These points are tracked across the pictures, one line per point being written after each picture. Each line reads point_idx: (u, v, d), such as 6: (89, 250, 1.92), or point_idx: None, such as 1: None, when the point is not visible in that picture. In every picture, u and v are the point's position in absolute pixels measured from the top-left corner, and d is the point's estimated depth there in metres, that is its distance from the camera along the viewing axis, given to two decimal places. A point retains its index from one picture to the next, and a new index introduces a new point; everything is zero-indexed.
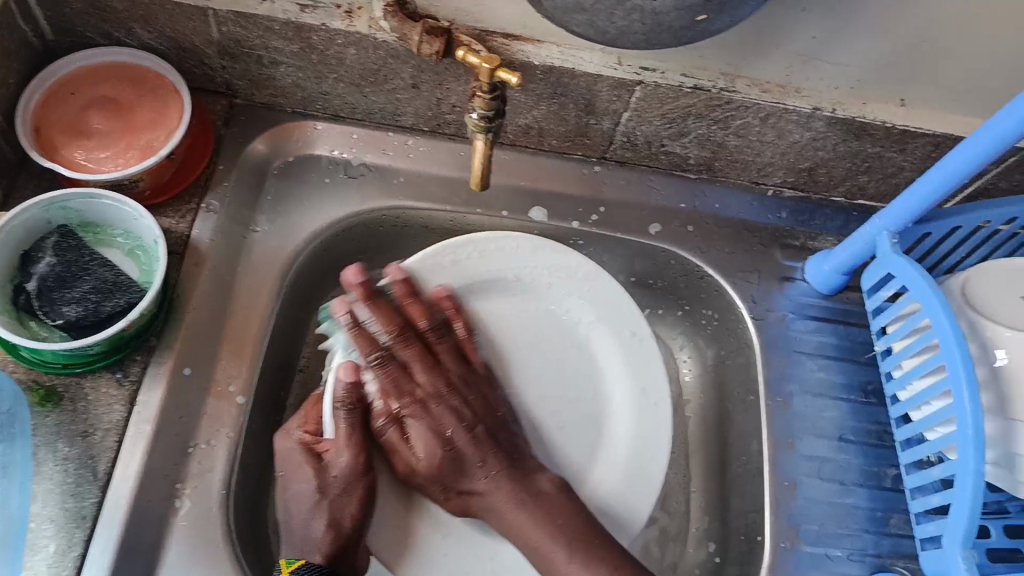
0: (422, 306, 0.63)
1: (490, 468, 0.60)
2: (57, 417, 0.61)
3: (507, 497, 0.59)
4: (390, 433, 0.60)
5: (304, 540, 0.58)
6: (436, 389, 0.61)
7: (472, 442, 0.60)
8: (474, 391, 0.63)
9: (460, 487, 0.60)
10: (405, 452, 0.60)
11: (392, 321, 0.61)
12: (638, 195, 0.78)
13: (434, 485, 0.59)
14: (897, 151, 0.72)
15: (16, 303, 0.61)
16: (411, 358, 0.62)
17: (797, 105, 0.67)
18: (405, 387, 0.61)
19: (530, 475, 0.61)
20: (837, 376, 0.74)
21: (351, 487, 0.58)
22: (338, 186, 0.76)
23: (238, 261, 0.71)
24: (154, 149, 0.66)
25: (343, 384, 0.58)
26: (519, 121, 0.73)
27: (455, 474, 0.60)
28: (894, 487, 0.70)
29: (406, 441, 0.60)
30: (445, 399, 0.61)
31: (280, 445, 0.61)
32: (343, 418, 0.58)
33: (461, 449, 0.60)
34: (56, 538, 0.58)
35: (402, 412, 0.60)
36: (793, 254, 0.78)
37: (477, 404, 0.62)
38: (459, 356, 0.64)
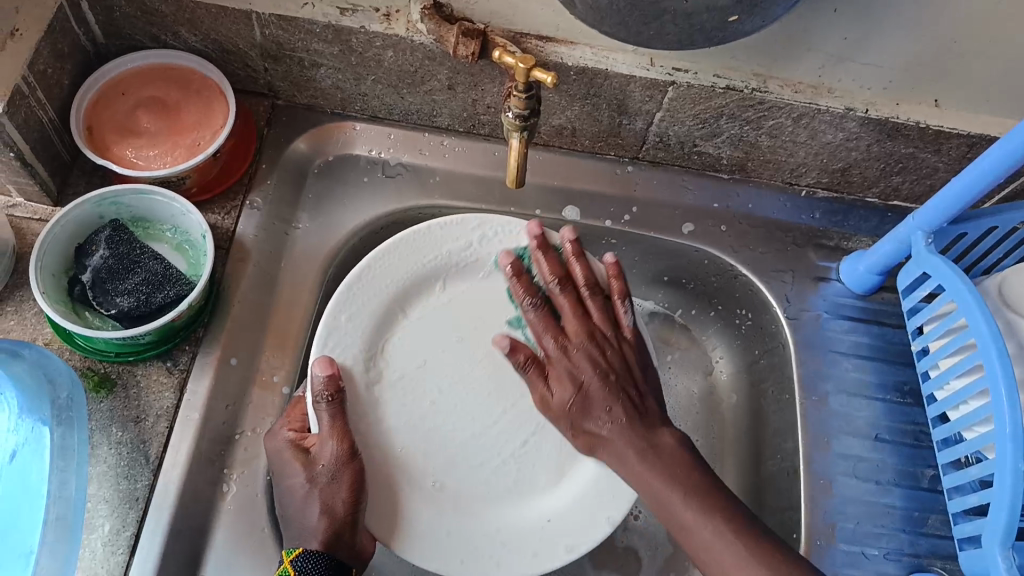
0: (587, 266, 0.66)
1: (616, 416, 0.62)
2: (111, 404, 0.64)
3: (633, 451, 0.60)
4: (529, 371, 0.63)
5: (302, 530, 0.57)
6: (581, 334, 0.64)
7: (604, 385, 0.62)
8: (614, 349, 0.64)
9: (586, 426, 0.62)
10: (552, 386, 0.63)
11: (554, 269, 0.65)
12: (671, 194, 0.79)
13: (562, 422, 0.62)
14: (932, 152, 0.71)
15: (72, 294, 0.64)
16: (559, 298, 0.66)
17: (829, 105, 0.68)
18: (550, 327, 0.65)
19: (654, 430, 0.62)
20: (873, 376, 0.74)
21: (340, 475, 0.58)
22: (376, 185, 0.78)
23: (281, 257, 0.73)
24: (201, 147, 0.69)
25: (319, 377, 0.59)
26: (554, 121, 0.74)
27: (582, 413, 0.62)
28: (931, 488, 0.70)
29: (548, 379, 0.63)
30: (605, 359, 0.63)
31: (268, 445, 0.61)
32: (323, 411, 0.58)
33: (590, 391, 0.62)
34: (110, 518, 0.61)
35: (547, 354, 0.64)
36: (827, 254, 0.79)
37: (613, 356, 0.64)
38: (591, 324, 0.65)
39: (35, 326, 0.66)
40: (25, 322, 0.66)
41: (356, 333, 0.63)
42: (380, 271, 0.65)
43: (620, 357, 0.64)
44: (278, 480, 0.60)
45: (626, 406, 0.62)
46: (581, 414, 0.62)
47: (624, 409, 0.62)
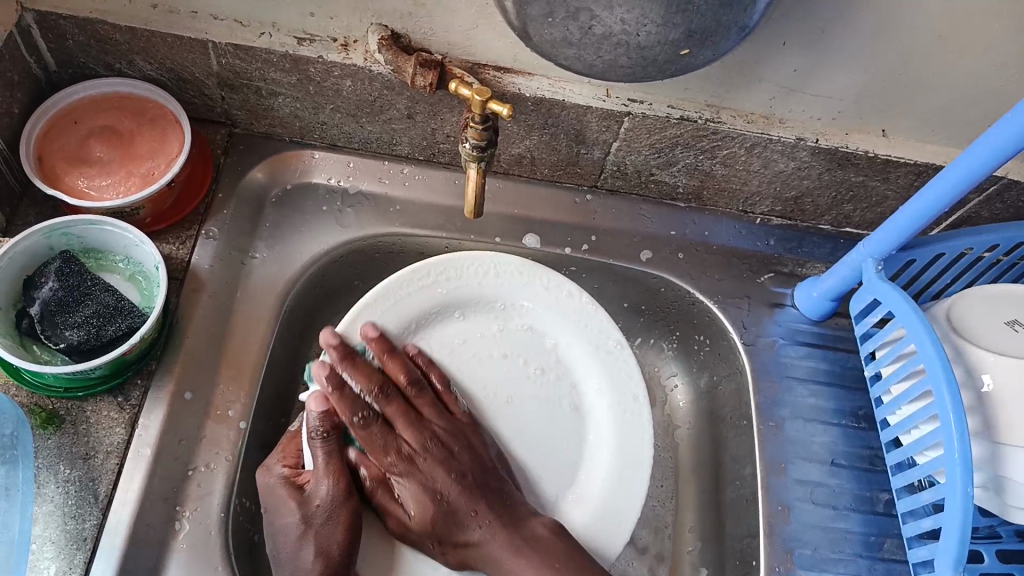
0: (366, 363, 0.63)
1: (484, 518, 0.61)
2: (58, 441, 0.62)
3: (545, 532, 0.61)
4: (376, 440, 0.62)
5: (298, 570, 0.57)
6: (423, 446, 0.63)
7: (464, 494, 0.62)
8: (464, 441, 0.64)
9: (459, 538, 0.61)
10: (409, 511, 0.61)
11: (369, 378, 0.63)
12: (629, 222, 0.80)
13: (428, 542, 0.60)
14: (881, 180, 0.73)
15: (19, 327, 0.63)
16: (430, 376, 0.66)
17: (781, 135, 0.69)
18: (388, 442, 0.62)
19: (524, 522, 0.62)
20: (828, 402, 0.75)
21: (334, 514, 0.59)
22: (335, 213, 0.77)
23: (237, 287, 0.72)
24: (154, 177, 0.68)
25: (315, 414, 0.61)
26: (512, 150, 0.75)
27: (453, 523, 0.61)
28: (887, 512, 0.71)
29: (396, 501, 0.61)
30: (378, 443, 0.62)
31: (261, 481, 0.61)
32: (318, 449, 0.60)
33: (453, 503, 0.62)
34: (57, 559, 0.58)
35: (394, 467, 0.62)
36: (782, 280, 0.80)
37: (464, 458, 0.63)
38: (440, 407, 0.65)
39: None
40: None
41: (358, 367, 0.64)
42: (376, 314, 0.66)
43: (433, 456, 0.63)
44: (269, 520, 0.60)
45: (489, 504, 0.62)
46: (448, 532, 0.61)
47: (490, 510, 0.62)
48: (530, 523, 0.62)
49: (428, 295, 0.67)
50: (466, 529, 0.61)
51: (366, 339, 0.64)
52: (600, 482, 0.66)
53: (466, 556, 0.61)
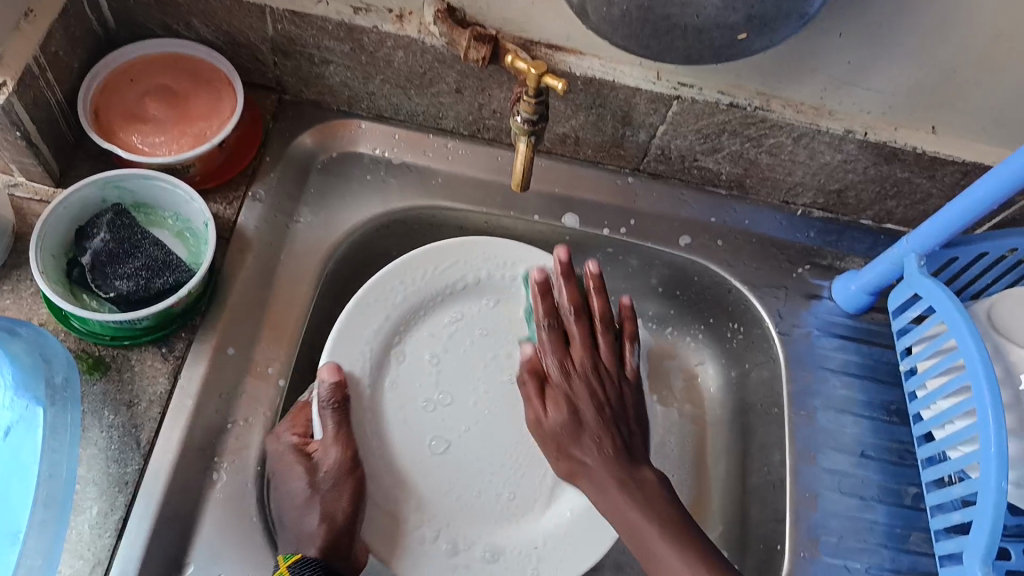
0: (606, 302, 0.68)
1: (604, 449, 0.64)
2: (104, 387, 0.63)
3: (611, 479, 0.63)
4: (528, 388, 0.66)
5: (302, 536, 0.60)
6: (580, 378, 0.66)
7: (600, 422, 0.65)
8: (614, 384, 0.67)
9: (574, 454, 0.64)
10: (547, 408, 0.65)
11: (574, 298, 0.68)
12: (669, 207, 0.80)
13: (549, 446, 0.65)
14: (927, 178, 0.73)
15: (71, 275, 0.64)
16: (573, 330, 0.68)
17: (830, 127, 0.69)
18: (559, 351, 0.67)
19: (637, 467, 0.64)
20: (860, 394, 0.75)
21: (340, 484, 0.60)
22: (378, 182, 0.78)
23: (281, 249, 0.73)
24: (206, 136, 0.69)
25: (327, 384, 0.61)
26: (558, 129, 0.75)
27: (575, 442, 0.65)
28: (914, 505, 0.71)
29: (542, 406, 0.65)
30: (593, 381, 0.66)
31: (271, 447, 0.63)
32: (329, 417, 0.61)
33: (585, 421, 0.65)
34: (99, 500, 0.60)
35: (550, 378, 0.67)
36: (819, 273, 0.80)
37: (609, 391, 0.66)
38: (609, 349, 0.68)
39: (30, 306, 0.65)
40: (20, 301, 0.65)
41: (363, 343, 0.65)
42: (387, 290, 0.67)
43: (619, 398, 0.67)
44: (277, 483, 0.62)
45: (614, 441, 0.65)
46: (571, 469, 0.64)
47: (612, 444, 0.64)
48: (641, 471, 0.64)
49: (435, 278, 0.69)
50: (581, 457, 0.64)
51: (371, 318, 0.66)
52: None
53: (573, 466, 0.64)
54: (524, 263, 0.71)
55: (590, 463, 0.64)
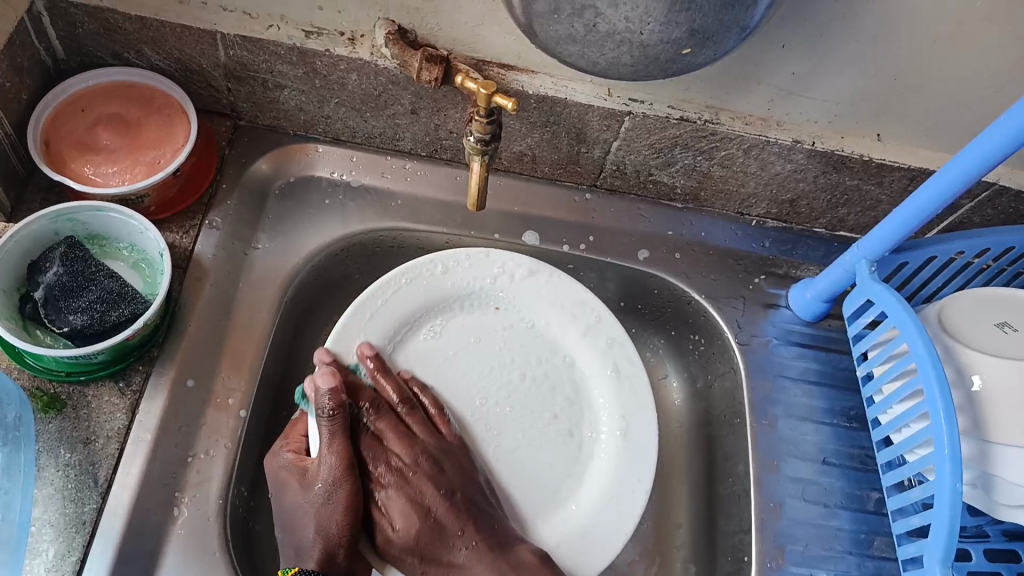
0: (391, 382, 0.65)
1: (470, 538, 0.60)
2: (59, 425, 0.62)
3: (488, 570, 0.59)
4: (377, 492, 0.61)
5: (299, 549, 0.58)
6: (413, 461, 0.63)
7: (451, 512, 0.61)
8: (455, 473, 0.63)
9: (442, 557, 0.60)
10: (389, 520, 0.60)
11: (395, 391, 0.65)
12: (628, 222, 0.81)
13: (410, 557, 0.60)
14: (875, 184, 0.75)
15: (24, 312, 0.63)
16: (387, 422, 0.64)
17: (778, 137, 0.71)
18: (389, 436, 0.63)
19: (511, 548, 0.60)
20: (820, 402, 0.76)
21: (333, 496, 0.58)
22: (337, 206, 0.78)
23: (239, 278, 0.72)
24: (160, 166, 0.68)
25: (324, 390, 0.60)
26: (514, 147, 0.76)
27: (438, 543, 0.60)
28: (876, 510, 0.72)
29: (382, 513, 0.61)
30: (414, 469, 0.62)
31: (268, 467, 0.62)
32: (325, 426, 0.59)
33: (441, 519, 0.61)
34: (55, 542, 0.58)
35: (380, 475, 0.62)
36: (776, 281, 0.81)
37: (453, 473, 0.63)
38: (429, 425, 0.65)
39: None
40: None
41: (360, 359, 0.66)
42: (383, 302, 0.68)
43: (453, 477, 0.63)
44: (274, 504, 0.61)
45: (480, 528, 0.61)
46: (432, 542, 0.60)
47: (478, 531, 0.61)
48: (518, 548, 0.60)
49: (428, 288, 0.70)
50: (451, 558, 0.60)
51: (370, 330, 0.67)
52: (600, 479, 0.67)
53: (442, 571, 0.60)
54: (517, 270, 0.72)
55: (460, 562, 0.59)
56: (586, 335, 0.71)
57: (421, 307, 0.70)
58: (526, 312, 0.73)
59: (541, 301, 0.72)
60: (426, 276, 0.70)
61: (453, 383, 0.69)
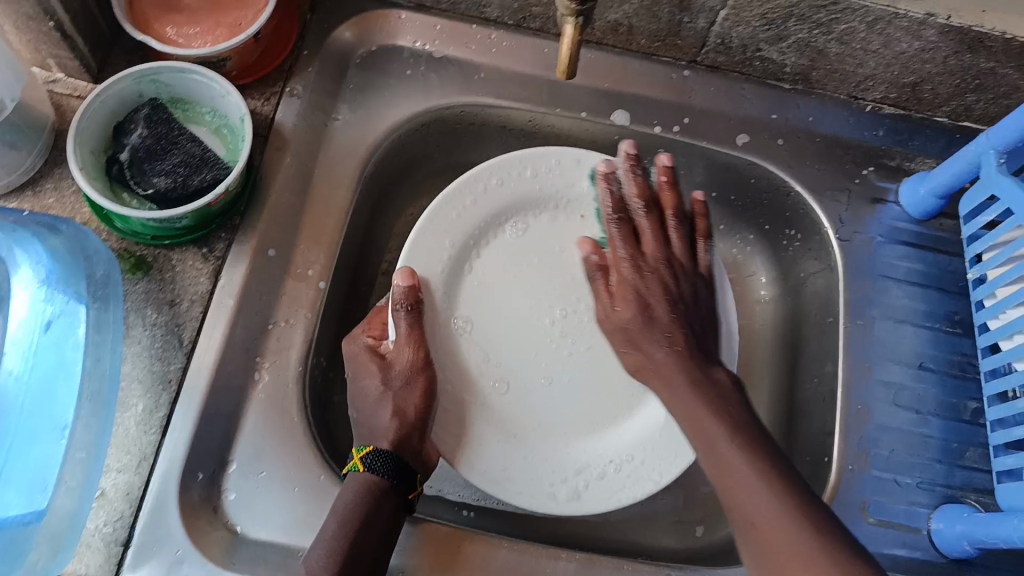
0: (676, 196, 0.66)
1: (677, 342, 0.60)
2: (147, 285, 0.63)
3: (682, 379, 0.58)
4: (597, 283, 0.64)
5: (373, 430, 0.59)
6: (643, 279, 0.63)
7: (676, 318, 0.61)
8: (690, 280, 0.64)
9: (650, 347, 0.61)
10: (615, 303, 0.63)
11: (641, 189, 0.65)
12: (728, 103, 0.75)
13: (618, 336, 0.63)
14: (1014, 69, 0.66)
15: (110, 173, 0.63)
16: (642, 222, 0.65)
17: (909, 10, 0.62)
18: (627, 243, 0.64)
19: (711, 368, 0.59)
20: (922, 304, 0.71)
21: (413, 379, 0.59)
22: (418, 78, 0.74)
23: (319, 149, 0.71)
24: (242, 28, 0.66)
25: (401, 287, 0.60)
26: (609, 16, 0.70)
27: (645, 332, 0.61)
28: (972, 421, 0.68)
29: (609, 294, 0.63)
30: (645, 287, 0.62)
31: (346, 348, 0.62)
32: (402, 318, 0.60)
33: (668, 325, 0.61)
34: (144, 398, 0.61)
35: (618, 269, 0.64)
36: (886, 174, 0.75)
37: (686, 289, 0.63)
38: (688, 240, 0.66)
39: (73, 204, 0.65)
40: (63, 199, 0.65)
41: (438, 256, 0.64)
42: (466, 199, 0.65)
43: (691, 286, 0.64)
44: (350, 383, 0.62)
45: (686, 335, 0.61)
46: (642, 330, 0.61)
47: (684, 337, 0.61)
48: (715, 368, 0.59)
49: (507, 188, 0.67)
50: (650, 351, 0.61)
51: (452, 228, 0.64)
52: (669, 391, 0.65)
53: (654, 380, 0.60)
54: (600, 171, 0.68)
55: (659, 357, 0.60)
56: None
57: (509, 204, 0.67)
58: (612, 223, 0.69)
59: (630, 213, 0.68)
60: (511, 176, 0.67)
61: (530, 291, 0.66)
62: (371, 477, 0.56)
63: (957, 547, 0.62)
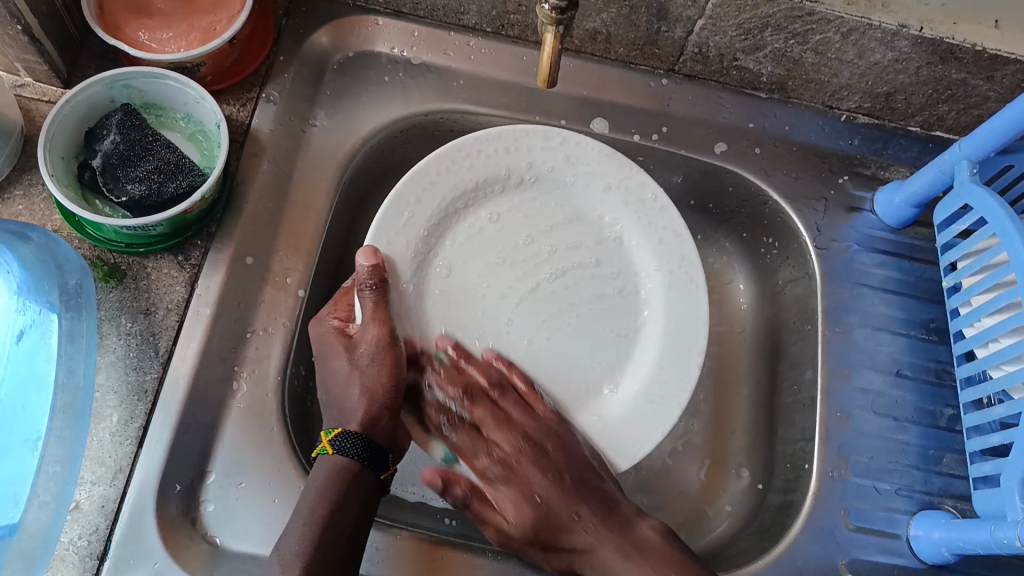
0: (480, 367, 0.62)
1: (586, 520, 0.58)
2: (121, 294, 0.62)
3: (614, 553, 0.57)
4: (455, 492, 0.60)
5: (342, 410, 0.59)
6: (516, 449, 0.61)
7: (562, 495, 0.59)
8: (547, 430, 0.61)
9: (563, 522, 0.59)
10: (496, 509, 0.60)
11: (452, 379, 0.62)
12: (706, 111, 0.75)
13: (531, 547, 0.59)
14: (984, 79, 0.67)
15: (82, 179, 0.62)
16: (478, 417, 0.61)
17: (883, 21, 0.63)
18: (479, 445, 0.61)
19: (631, 524, 0.59)
20: (899, 312, 0.72)
21: (379, 359, 0.58)
22: (397, 84, 0.74)
23: (297, 156, 0.70)
24: (216, 33, 0.65)
25: (364, 267, 0.58)
26: (588, 24, 0.70)
27: (543, 523, 0.59)
28: (949, 428, 0.69)
29: (493, 507, 0.60)
30: (510, 454, 0.61)
31: (313, 331, 0.61)
32: (367, 298, 0.58)
33: (553, 505, 0.59)
34: (119, 408, 0.59)
35: (488, 478, 0.61)
36: (861, 183, 0.76)
37: (557, 455, 0.60)
38: (507, 420, 0.61)
39: (43, 212, 0.64)
40: (33, 206, 0.64)
41: (408, 235, 0.61)
42: (432, 178, 0.63)
43: (545, 436, 0.61)
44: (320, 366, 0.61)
45: (591, 502, 0.59)
46: (549, 529, 0.59)
47: (592, 505, 0.59)
48: (640, 526, 0.58)
49: (473, 167, 0.64)
50: (528, 474, 0.60)
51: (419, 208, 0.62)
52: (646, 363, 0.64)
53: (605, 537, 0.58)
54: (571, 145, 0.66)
55: (586, 546, 0.58)
56: (651, 239, 0.66)
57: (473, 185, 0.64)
58: (592, 205, 0.67)
59: (603, 191, 0.67)
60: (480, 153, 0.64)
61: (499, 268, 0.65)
62: (340, 459, 0.56)
63: (936, 554, 0.63)
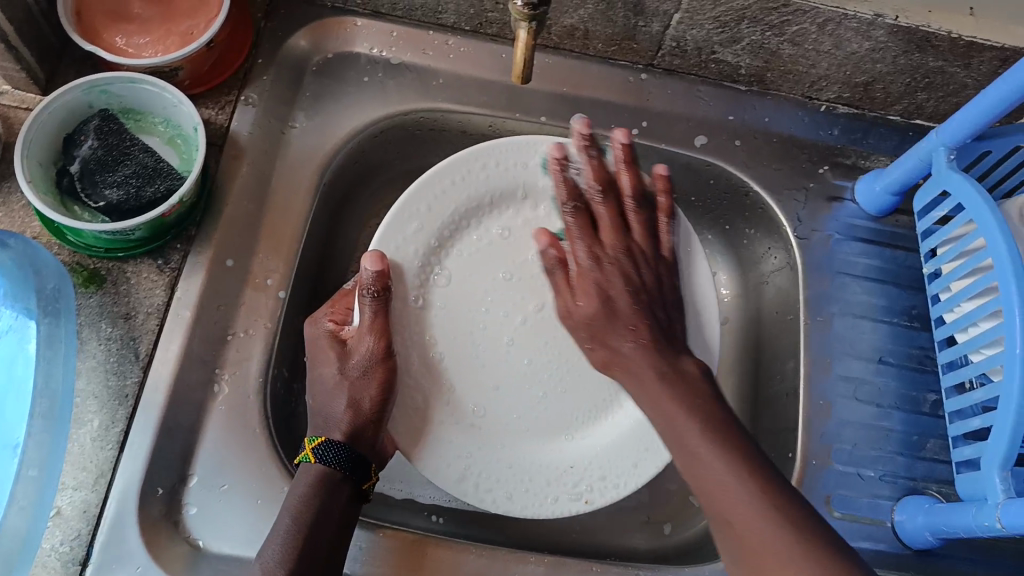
0: (634, 176, 0.62)
1: (642, 335, 0.59)
2: (100, 299, 0.62)
3: (651, 374, 0.57)
4: (556, 276, 0.61)
5: (328, 421, 0.59)
6: (615, 256, 0.61)
7: (634, 301, 0.60)
8: (649, 267, 0.62)
9: (609, 341, 0.60)
10: (580, 296, 0.61)
11: (597, 175, 0.62)
12: (685, 105, 0.75)
13: (582, 332, 0.61)
14: (961, 67, 0.67)
15: (60, 186, 0.62)
16: (599, 210, 0.62)
17: (858, 11, 0.63)
18: (586, 236, 0.61)
19: (678, 356, 0.58)
20: (881, 300, 0.72)
21: (371, 372, 0.58)
22: (376, 85, 0.74)
23: (275, 158, 0.70)
24: (194, 37, 0.65)
25: (369, 271, 0.57)
26: (565, 21, 0.70)
27: (608, 327, 0.60)
28: (932, 413, 0.69)
29: (573, 289, 0.61)
30: (606, 280, 0.60)
31: (308, 332, 0.62)
32: (367, 306, 0.58)
33: (619, 307, 0.60)
34: (99, 413, 0.59)
35: (580, 264, 0.61)
36: (842, 172, 0.76)
37: (648, 278, 0.62)
38: (596, 246, 0.61)
39: (22, 219, 0.64)
40: (11, 213, 0.64)
41: (414, 240, 0.62)
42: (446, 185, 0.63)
43: (652, 274, 0.62)
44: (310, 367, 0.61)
45: (650, 325, 0.60)
46: (606, 323, 0.60)
47: (651, 328, 0.59)
48: (683, 360, 0.58)
49: (486, 178, 0.64)
50: (617, 344, 0.59)
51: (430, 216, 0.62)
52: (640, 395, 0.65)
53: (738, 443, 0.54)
54: (589, 167, 0.66)
55: (628, 351, 0.58)
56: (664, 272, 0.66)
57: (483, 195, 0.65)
58: None
59: None
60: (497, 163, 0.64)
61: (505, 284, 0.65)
62: (321, 468, 0.56)
63: (920, 539, 0.63)
